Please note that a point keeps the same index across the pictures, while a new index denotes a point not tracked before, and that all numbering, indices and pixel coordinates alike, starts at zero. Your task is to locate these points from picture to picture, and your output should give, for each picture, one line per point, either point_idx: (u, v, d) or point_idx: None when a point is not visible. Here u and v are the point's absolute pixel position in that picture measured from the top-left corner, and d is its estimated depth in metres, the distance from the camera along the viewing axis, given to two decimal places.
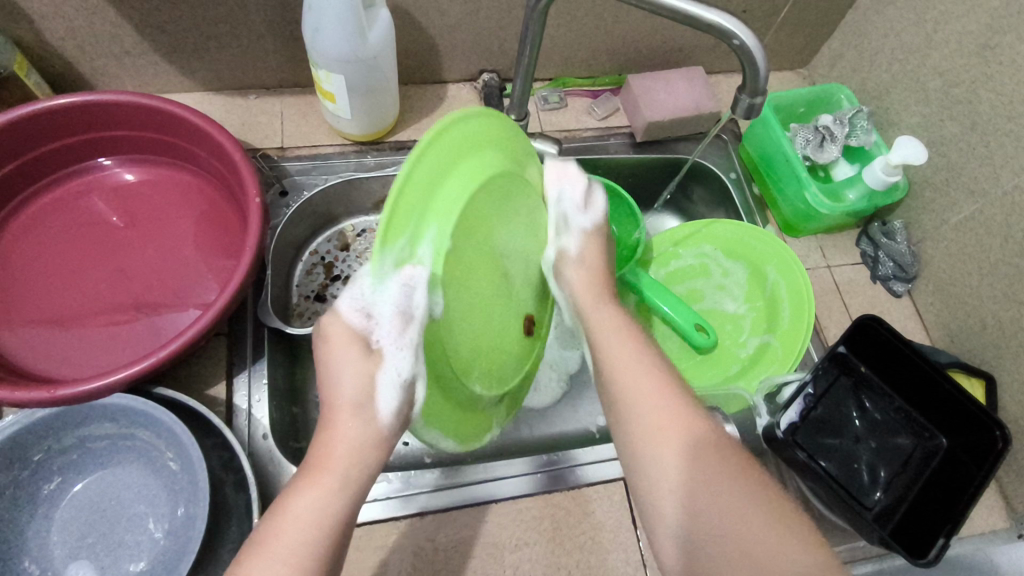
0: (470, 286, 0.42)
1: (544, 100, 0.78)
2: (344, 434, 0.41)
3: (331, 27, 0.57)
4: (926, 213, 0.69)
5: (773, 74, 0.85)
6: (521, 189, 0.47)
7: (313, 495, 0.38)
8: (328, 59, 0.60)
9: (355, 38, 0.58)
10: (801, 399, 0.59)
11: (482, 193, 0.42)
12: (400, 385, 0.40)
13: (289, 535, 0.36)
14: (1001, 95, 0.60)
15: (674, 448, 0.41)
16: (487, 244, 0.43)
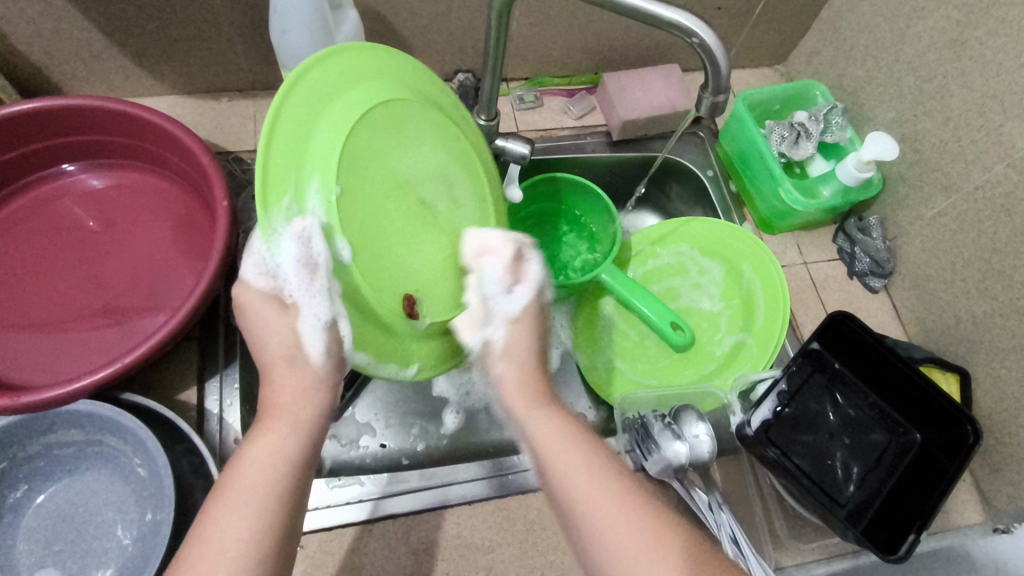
0: (379, 219, 0.43)
1: (520, 100, 0.78)
2: (286, 389, 0.43)
3: (298, 30, 0.57)
4: (901, 208, 0.69)
5: (750, 71, 0.85)
6: (417, 120, 0.48)
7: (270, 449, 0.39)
8: (297, 62, 0.59)
9: (323, 41, 0.58)
10: (773, 396, 0.59)
11: (361, 128, 0.43)
12: (322, 327, 0.41)
13: (252, 481, 0.37)
14: (973, 91, 0.59)
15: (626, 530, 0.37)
16: (387, 175, 0.45)
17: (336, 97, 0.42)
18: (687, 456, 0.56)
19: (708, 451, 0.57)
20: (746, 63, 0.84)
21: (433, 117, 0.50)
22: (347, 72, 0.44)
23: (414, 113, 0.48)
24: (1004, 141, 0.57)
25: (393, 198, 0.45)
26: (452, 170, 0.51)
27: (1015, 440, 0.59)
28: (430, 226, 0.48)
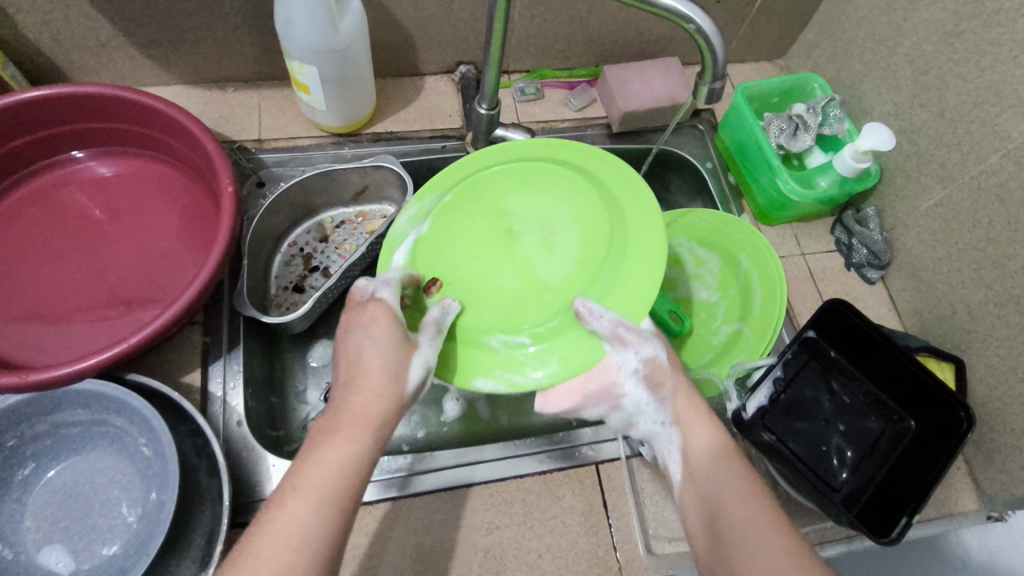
0: (463, 232, 0.56)
1: (521, 91, 0.79)
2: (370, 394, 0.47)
3: (305, 20, 0.58)
4: (898, 200, 0.70)
5: (749, 65, 0.86)
6: (557, 181, 0.55)
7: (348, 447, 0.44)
8: (304, 51, 0.60)
9: (330, 31, 0.59)
10: (769, 382, 0.60)
11: (503, 174, 0.57)
12: (426, 366, 0.49)
13: (304, 502, 0.40)
14: (968, 82, 0.60)
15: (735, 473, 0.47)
16: (497, 207, 0.56)
17: (495, 157, 0.58)
18: None
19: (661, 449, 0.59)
20: (746, 57, 0.85)
21: (587, 188, 0.54)
22: (545, 146, 0.58)
23: (560, 176, 0.55)
24: (1000, 131, 0.58)
25: (487, 224, 0.55)
26: (565, 230, 0.54)
27: (1009, 428, 0.60)
28: (504, 256, 0.54)
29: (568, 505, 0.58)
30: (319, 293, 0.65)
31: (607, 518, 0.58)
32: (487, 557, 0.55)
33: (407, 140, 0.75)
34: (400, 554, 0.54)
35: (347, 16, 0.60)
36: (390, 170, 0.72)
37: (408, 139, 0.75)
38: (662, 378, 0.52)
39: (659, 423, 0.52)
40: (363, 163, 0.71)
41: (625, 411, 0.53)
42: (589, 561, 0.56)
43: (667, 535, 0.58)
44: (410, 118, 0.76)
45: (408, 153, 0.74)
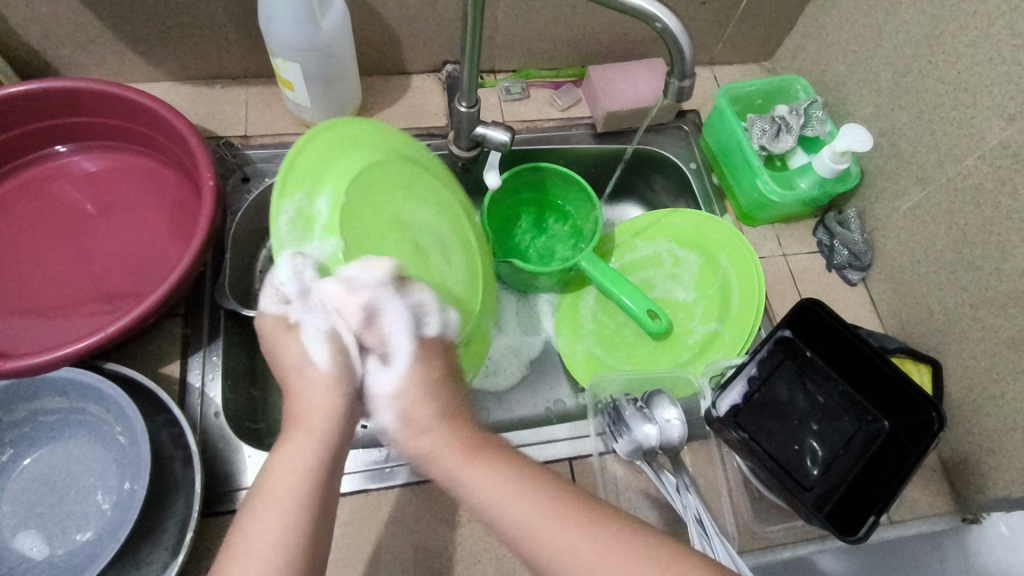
0: (376, 241, 0.53)
1: (507, 91, 0.79)
2: (303, 400, 0.47)
3: (286, 17, 0.59)
4: (878, 202, 0.70)
5: (736, 68, 0.86)
6: (431, 192, 0.59)
7: (294, 452, 0.43)
8: (285, 48, 0.61)
9: (311, 29, 0.60)
10: (743, 381, 0.60)
11: (384, 185, 0.54)
12: (326, 336, 0.49)
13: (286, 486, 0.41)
14: (946, 84, 0.60)
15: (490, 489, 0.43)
16: (395, 224, 0.54)
17: (368, 151, 0.55)
18: (657, 441, 0.60)
19: (677, 434, 0.60)
20: (732, 59, 0.85)
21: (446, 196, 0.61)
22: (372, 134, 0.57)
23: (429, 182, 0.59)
24: (975, 133, 0.58)
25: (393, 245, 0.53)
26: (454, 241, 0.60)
27: (982, 430, 0.60)
28: (419, 267, 0.55)
29: None
30: None
31: None
32: (456, 551, 0.55)
33: None
34: (371, 545, 0.55)
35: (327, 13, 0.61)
36: None
37: None
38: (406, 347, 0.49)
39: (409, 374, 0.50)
40: None
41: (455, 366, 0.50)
42: None
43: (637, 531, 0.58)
44: (395, 116, 0.77)
45: None
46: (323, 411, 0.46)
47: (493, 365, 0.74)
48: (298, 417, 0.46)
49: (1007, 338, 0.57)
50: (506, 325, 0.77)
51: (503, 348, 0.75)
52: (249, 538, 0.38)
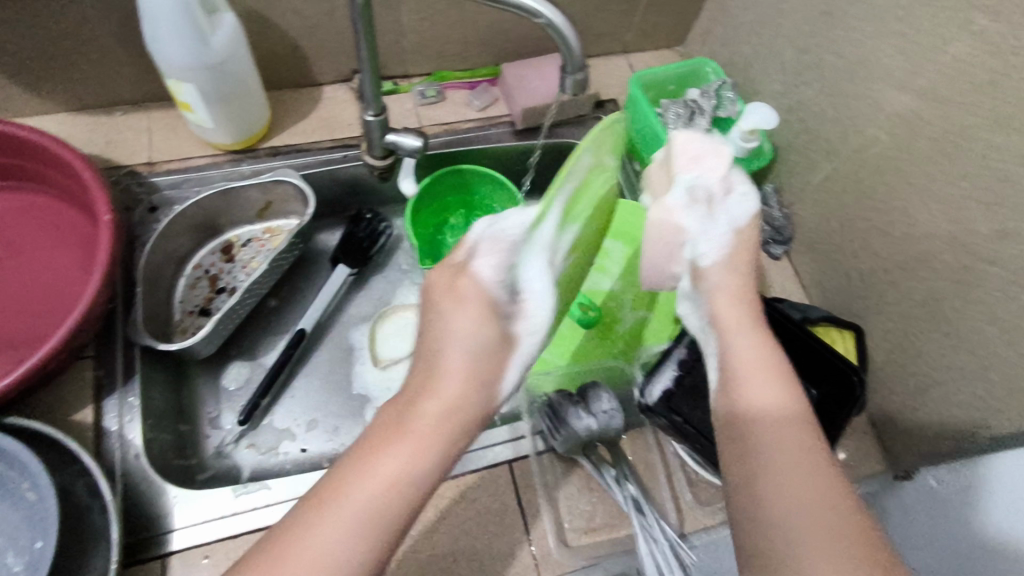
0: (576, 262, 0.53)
1: (420, 95, 0.78)
2: (438, 405, 0.40)
3: (684, 175, 0.56)
4: (793, 176, 0.71)
5: (651, 54, 0.87)
6: None
7: (388, 465, 0.38)
8: (682, 204, 0.55)
9: (701, 204, 0.55)
10: (674, 366, 0.61)
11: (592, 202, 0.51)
12: (524, 366, 0.44)
13: (364, 501, 0.37)
14: (841, 58, 0.62)
15: (772, 471, 0.41)
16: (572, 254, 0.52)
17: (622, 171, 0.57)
18: (597, 432, 0.59)
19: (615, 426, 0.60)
20: (645, 46, 0.86)
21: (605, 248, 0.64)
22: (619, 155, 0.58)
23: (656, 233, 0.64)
24: (872, 102, 0.59)
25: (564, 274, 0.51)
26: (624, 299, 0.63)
27: (904, 389, 0.61)
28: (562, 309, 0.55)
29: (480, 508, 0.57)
30: (220, 314, 0.67)
31: (521, 517, 0.57)
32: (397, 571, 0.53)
33: (306, 152, 0.74)
34: None
35: (738, 181, 0.57)
36: (291, 184, 0.72)
37: (307, 151, 0.74)
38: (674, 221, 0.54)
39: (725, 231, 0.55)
40: (262, 180, 0.71)
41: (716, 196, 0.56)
42: (504, 561, 0.55)
43: (582, 527, 0.57)
44: (308, 129, 0.75)
45: (307, 165, 0.73)
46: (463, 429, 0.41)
47: None
48: (440, 434, 0.40)
49: (920, 299, 0.58)
50: None
51: None
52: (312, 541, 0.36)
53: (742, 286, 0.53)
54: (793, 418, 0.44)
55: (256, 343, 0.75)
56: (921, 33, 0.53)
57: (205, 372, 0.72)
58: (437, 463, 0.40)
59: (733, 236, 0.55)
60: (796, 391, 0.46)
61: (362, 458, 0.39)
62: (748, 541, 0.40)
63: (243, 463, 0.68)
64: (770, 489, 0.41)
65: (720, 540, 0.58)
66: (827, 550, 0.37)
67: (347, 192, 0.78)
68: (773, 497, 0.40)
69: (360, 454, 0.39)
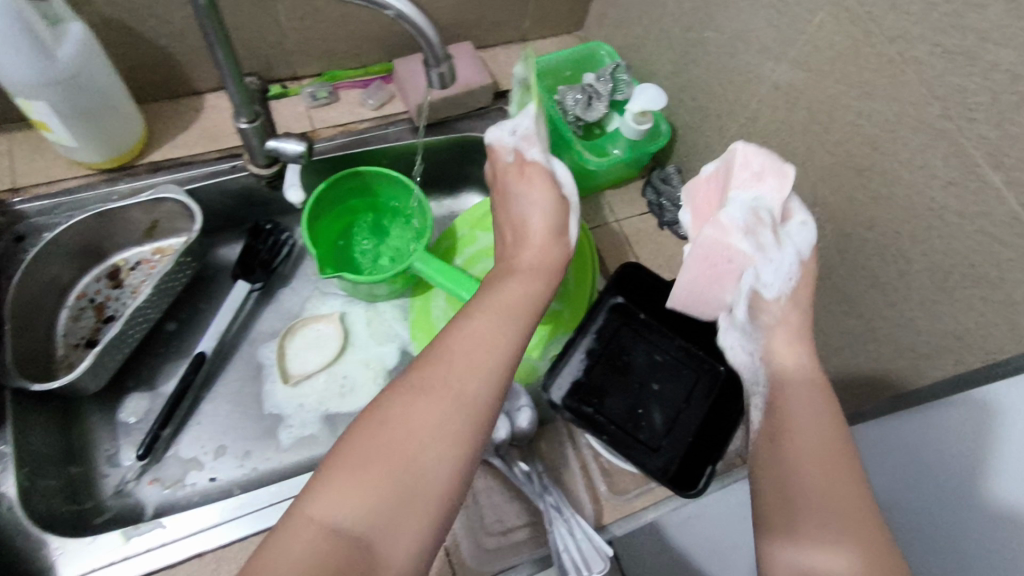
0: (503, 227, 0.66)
1: (312, 97, 0.74)
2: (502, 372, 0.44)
3: (738, 195, 0.52)
4: (691, 155, 0.72)
5: (550, 41, 0.86)
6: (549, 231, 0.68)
7: (459, 382, 0.42)
8: (739, 225, 0.51)
9: (762, 228, 0.51)
10: (580, 356, 0.60)
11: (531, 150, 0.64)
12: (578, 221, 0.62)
13: (445, 428, 0.40)
14: (723, 34, 0.62)
15: (802, 407, 0.47)
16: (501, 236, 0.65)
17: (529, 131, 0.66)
18: (505, 432, 0.57)
19: (526, 424, 0.59)
20: (544, 33, 0.85)
21: None
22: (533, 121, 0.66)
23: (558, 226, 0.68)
24: (754, 76, 0.59)
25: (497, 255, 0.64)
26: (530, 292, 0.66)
27: None
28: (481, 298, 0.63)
29: None
30: (101, 344, 0.63)
31: None
32: None
33: (190, 165, 0.70)
34: None
35: (796, 207, 0.53)
36: (175, 201, 0.68)
37: (191, 164, 0.70)
38: (727, 253, 0.52)
39: (787, 259, 0.52)
40: (141, 198, 0.67)
41: (752, 216, 0.51)
42: None
43: (499, 531, 0.56)
44: (191, 141, 0.71)
45: (192, 179, 0.69)
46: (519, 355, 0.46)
47: (352, 383, 0.74)
48: (502, 363, 0.44)
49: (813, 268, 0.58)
50: (357, 341, 0.76)
51: (363, 364, 0.75)
52: (401, 436, 0.39)
53: (803, 321, 0.53)
54: (806, 374, 0.50)
55: (155, 371, 0.71)
56: (790, 5, 0.53)
57: (98, 407, 0.67)
58: (503, 391, 0.43)
59: (798, 267, 0.52)
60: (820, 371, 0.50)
61: (446, 376, 0.42)
62: (768, 473, 0.45)
63: (145, 500, 0.64)
64: (810, 478, 0.43)
65: (639, 526, 0.57)
66: (852, 482, 0.42)
67: (241, 204, 0.75)
68: (811, 430, 0.45)
69: (433, 373, 0.42)
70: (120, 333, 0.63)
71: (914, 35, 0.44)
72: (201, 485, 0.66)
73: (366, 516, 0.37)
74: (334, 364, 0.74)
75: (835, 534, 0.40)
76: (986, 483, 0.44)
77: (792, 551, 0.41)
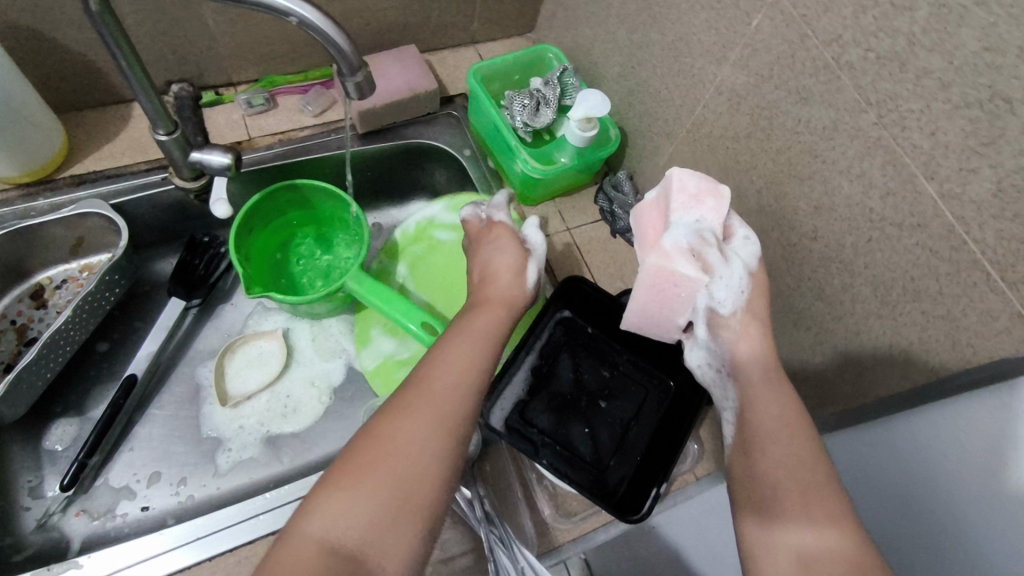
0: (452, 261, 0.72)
1: (247, 103, 0.71)
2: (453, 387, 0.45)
3: (680, 217, 0.51)
4: (642, 160, 0.69)
5: (501, 43, 0.83)
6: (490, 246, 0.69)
7: (442, 395, 0.44)
8: (680, 248, 0.50)
9: (709, 247, 0.49)
10: (524, 374, 0.58)
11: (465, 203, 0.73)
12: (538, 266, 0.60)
13: (407, 449, 0.40)
14: (667, 36, 0.59)
15: (761, 391, 0.46)
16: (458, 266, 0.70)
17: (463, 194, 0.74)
18: None
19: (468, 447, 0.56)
20: (494, 34, 0.82)
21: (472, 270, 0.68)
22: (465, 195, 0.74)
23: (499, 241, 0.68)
24: (698, 81, 0.57)
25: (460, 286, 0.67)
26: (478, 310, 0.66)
27: None
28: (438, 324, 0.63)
29: None
30: (16, 371, 0.59)
31: None
32: None
33: (115, 178, 0.66)
34: None
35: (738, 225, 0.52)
36: (99, 215, 0.64)
37: (116, 177, 0.66)
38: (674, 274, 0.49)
39: (737, 273, 0.49)
40: (62, 214, 0.63)
41: (692, 239, 0.50)
42: None
43: (440, 559, 0.54)
44: (117, 152, 0.67)
45: (118, 193, 0.66)
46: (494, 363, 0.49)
47: (295, 402, 0.70)
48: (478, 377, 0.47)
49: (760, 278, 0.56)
50: (302, 357, 0.73)
51: (308, 382, 0.72)
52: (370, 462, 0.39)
53: (764, 332, 0.49)
54: (759, 361, 0.47)
55: (84, 396, 0.67)
56: (729, 8, 0.51)
57: (19, 436, 0.63)
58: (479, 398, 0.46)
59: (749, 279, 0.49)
60: (772, 355, 0.48)
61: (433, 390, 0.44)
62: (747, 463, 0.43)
63: (70, 534, 0.61)
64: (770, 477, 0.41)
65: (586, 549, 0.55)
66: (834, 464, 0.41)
67: (175, 217, 0.71)
68: (785, 423, 0.43)
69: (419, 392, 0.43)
70: (36, 358, 0.59)
71: (847, 39, 0.42)
72: (132, 516, 0.63)
73: (369, 527, 0.37)
74: (276, 383, 0.71)
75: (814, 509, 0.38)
76: (1007, 470, 0.36)
77: (766, 530, 0.39)
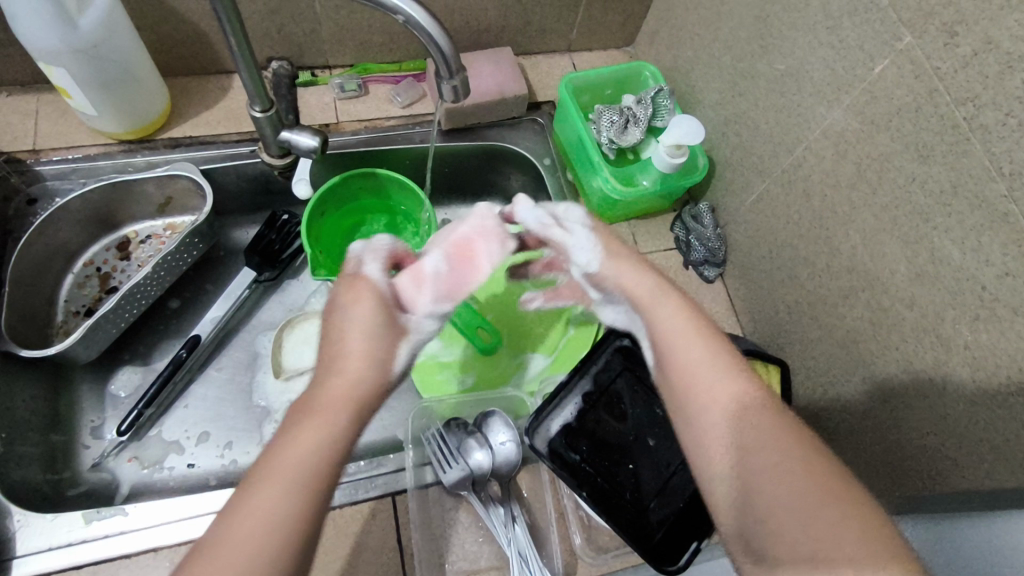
0: None
1: (340, 88, 0.73)
2: (308, 445, 0.36)
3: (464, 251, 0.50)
4: (728, 194, 0.66)
5: (597, 53, 0.82)
6: None
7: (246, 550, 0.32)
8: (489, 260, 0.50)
9: (553, 230, 0.52)
10: (575, 399, 0.56)
11: None
12: (414, 350, 0.44)
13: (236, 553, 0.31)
14: (776, 69, 0.56)
15: (664, 318, 0.45)
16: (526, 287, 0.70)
17: None
18: (489, 468, 0.55)
19: (511, 457, 0.56)
20: (592, 44, 0.81)
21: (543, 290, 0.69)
22: None
23: None
24: (803, 121, 0.54)
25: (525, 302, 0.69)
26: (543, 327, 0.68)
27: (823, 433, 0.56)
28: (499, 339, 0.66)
29: (355, 546, 0.51)
30: (94, 317, 0.62)
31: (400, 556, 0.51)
32: None
33: (208, 145, 0.68)
34: None
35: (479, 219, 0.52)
36: (188, 179, 0.67)
37: (210, 144, 0.69)
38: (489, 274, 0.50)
39: (584, 239, 0.51)
40: (155, 172, 0.66)
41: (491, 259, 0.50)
42: None
43: (465, 569, 0.53)
44: (213, 120, 0.70)
45: (209, 159, 0.68)
46: (344, 434, 0.37)
47: None
48: (314, 473, 0.35)
49: (842, 338, 0.53)
50: None
51: None
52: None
53: (635, 264, 0.49)
54: (646, 285, 0.47)
55: (151, 348, 0.70)
56: (851, 49, 0.48)
57: (88, 377, 0.67)
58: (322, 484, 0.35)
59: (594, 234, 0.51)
60: (654, 275, 0.48)
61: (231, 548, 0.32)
62: (687, 432, 0.42)
63: (119, 478, 0.64)
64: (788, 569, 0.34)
65: None
66: (786, 436, 0.38)
67: (256, 189, 0.73)
68: (727, 404, 0.41)
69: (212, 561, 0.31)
70: (114, 306, 0.62)
71: (985, 101, 0.39)
72: (179, 471, 0.65)
73: None
74: None
75: (814, 532, 0.34)
76: None
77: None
